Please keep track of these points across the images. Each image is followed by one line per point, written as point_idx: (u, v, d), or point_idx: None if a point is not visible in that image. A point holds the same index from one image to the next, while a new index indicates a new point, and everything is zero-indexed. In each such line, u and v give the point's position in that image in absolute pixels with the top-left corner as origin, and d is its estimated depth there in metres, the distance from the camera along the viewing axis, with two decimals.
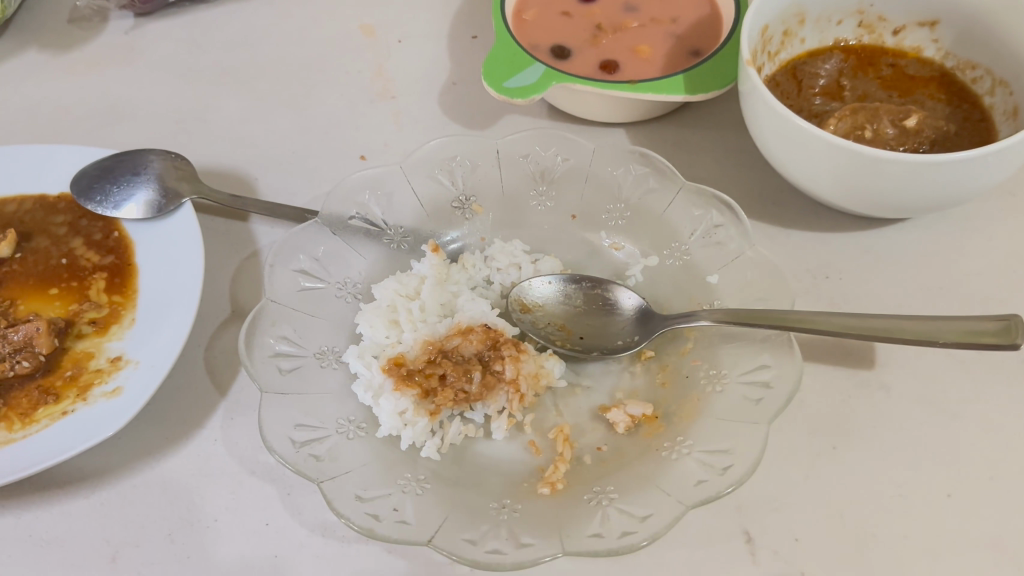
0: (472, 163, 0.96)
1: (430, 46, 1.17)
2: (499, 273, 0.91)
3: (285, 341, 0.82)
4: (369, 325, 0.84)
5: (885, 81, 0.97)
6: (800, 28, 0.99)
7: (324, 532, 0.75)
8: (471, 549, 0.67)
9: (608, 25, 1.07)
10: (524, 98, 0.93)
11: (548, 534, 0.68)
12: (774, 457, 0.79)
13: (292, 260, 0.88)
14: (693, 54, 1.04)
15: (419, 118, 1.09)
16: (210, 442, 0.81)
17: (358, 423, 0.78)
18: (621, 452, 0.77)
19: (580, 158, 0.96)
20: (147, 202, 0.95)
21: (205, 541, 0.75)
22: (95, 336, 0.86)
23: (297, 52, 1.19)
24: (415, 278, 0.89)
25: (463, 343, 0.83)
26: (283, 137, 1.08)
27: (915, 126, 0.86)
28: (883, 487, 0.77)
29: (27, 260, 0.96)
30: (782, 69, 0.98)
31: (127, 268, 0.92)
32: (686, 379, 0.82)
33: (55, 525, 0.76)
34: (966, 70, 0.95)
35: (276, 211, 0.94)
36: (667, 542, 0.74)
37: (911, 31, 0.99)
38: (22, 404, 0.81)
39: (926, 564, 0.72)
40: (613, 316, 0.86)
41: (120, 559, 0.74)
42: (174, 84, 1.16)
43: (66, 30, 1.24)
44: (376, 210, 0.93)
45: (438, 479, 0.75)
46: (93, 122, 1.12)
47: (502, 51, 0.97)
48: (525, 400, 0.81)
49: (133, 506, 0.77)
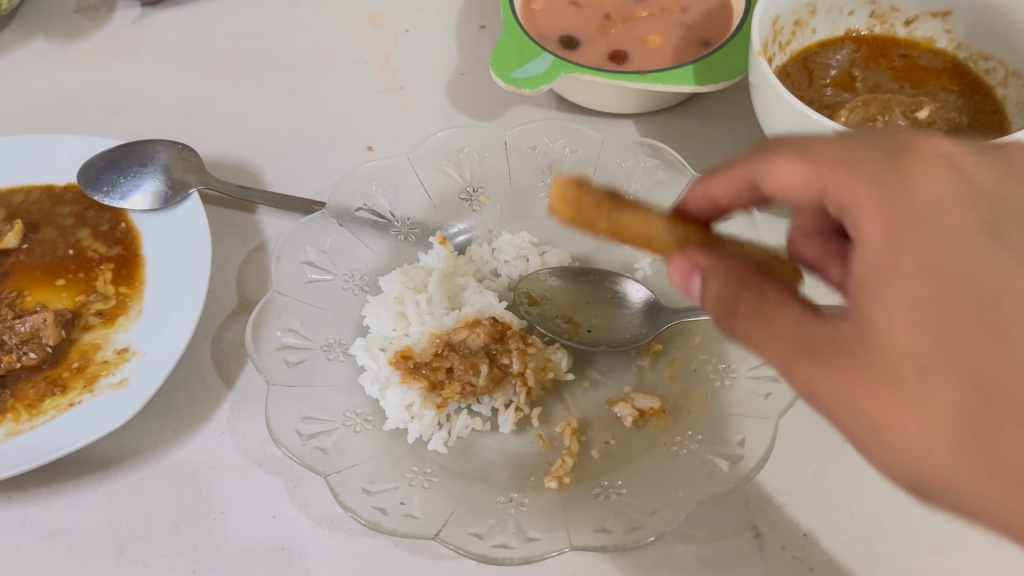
0: (481, 154, 0.95)
1: (438, 37, 1.16)
2: (507, 266, 0.91)
3: (292, 333, 0.82)
4: (377, 318, 0.84)
5: (898, 72, 0.96)
6: (811, 18, 0.97)
7: (330, 525, 0.75)
8: (477, 544, 0.66)
9: (618, 15, 1.06)
10: (532, 89, 0.92)
11: (555, 528, 0.68)
12: (783, 452, 0.79)
13: (300, 252, 0.87)
14: (703, 44, 1.03)
15: (428, 109, 1.08)
16: (218, 434, 0.81)
17: (366, 416, 0.78)
18: (629, 446, 0.77)
19: (589, 149, 0.95)
20: (154, 192, 0.95)
21: (213, 533, 0.75)
22: (102, 327, 0.86)
23: (305, 42, 1.18)
24: (422, 270, 0.89)
25: (471, 335, 0.82)
26: (290, 128, 1.08)
27: (927, 117, 0.85)
28: (892, 481, 0.76)
29: (34, 251, 0.96)
30: (792, 59, 0.97)
31: (133, 260, 0.92)
32: (696, 373, 0.81)
33: (62, 517, 0.76)
34: (979, 61, 0.94)
35: (282, 202, 0.93)
36: (675, 536, 0.74)
37: (923, 22, 0.97)
38: (29, 395, 0.81)
39: (936, 560, 0.72)
40: (621, 309, 0.85)
41: (127, 552, 0.74)
42: (182, 74, 1.15)
43: (72, 19, 1.23)
44: (383, 201, 0.93)
45: (445, 472, 0.75)
46: (101, 113, 1.12)
47: (511, 40, 0.96)
48: (533, 393, 0.80)
49: (141, 497, 0.77)
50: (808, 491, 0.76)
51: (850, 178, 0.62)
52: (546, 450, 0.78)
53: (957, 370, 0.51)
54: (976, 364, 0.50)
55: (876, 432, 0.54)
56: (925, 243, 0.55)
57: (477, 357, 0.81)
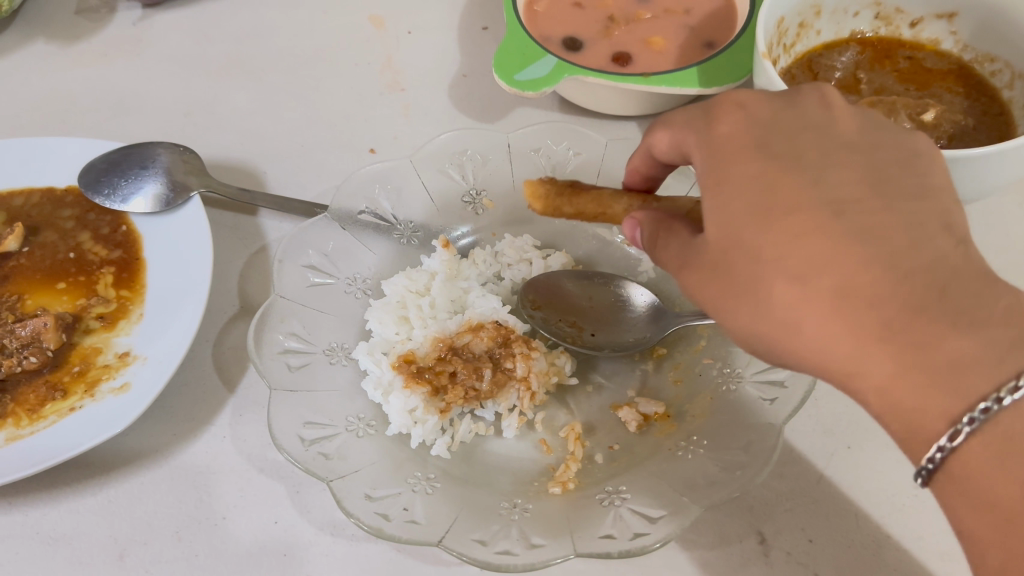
0: (484, 157, 0.95)
1: (440, 38, 1.15)
2: (510, 269, 0.90)
3: (294, 337, 0.81)
4: (379, 321, 0.83)
5: (903, 74, 0.95)
6: (816, 20, 0.97)
7: (333, 531, 0.74)
8: (481, 550, 0.66)
9: (621, 17, 1.06)
10: (535, 91, 0.92)
11: (558, 535, 0.67)
12: (788, 457, 0.78)
13: (301, 255, 0.87)
14: (707, 46, 1.02)
15: (430, 111, 1.08)
16: (219, 438, 0.80)
17: (368, 421, 0.78)
18: (633, 451, 0.76)
19: (593, 152, 0.94)
20: (156, 195, 0.94)
21: (214, 538, 0.74)
22: (103, 331, 0.86)
23: (307, 44, 1.17)
24: (425, 273, 0.88)
25: (474, 340, 0.82)
26: (291, 130, 1.07)
27: (933, 120, 0.84)
28: (898, 486, 0.76)
29: (35, 254, 0.95)
30: (797, 61, 0.96)
31: (135, 263, 0.92)
32: (700, 377, 0.81)
33: (63, 522, 0.75)
34: (984, 63, 0.93)
35: (284, 205, 0.93)
36: (679, 542, 0.73)
37: (929, 23, 0.96)
38: (29, 400, 0.80)
39: (943, 565, 0.71)
40: (625, 312, 0.85)
41: (128, 557, 0.73)
42: (183, 76, 1.15)
43: (73, 21, 1.23)
44: (385, 204, 0.92)
45: (448, 478, 0.74)
46: (102, 115, 1.12)
47: (514, 42, 0.95)
48: (537, 398, 0.80)
49: (142, 502, 0.76)
50: (814, 496, 0.75)
51: (694, 140, 0.62)
52: (550, 457, 0.77)
53: (812, 291, 0.53)
54: (830, 283, 0.52)
55: (795, 357, 0.55)
56: (740, 178, 0.57)
57: (481, 362, 0.81)
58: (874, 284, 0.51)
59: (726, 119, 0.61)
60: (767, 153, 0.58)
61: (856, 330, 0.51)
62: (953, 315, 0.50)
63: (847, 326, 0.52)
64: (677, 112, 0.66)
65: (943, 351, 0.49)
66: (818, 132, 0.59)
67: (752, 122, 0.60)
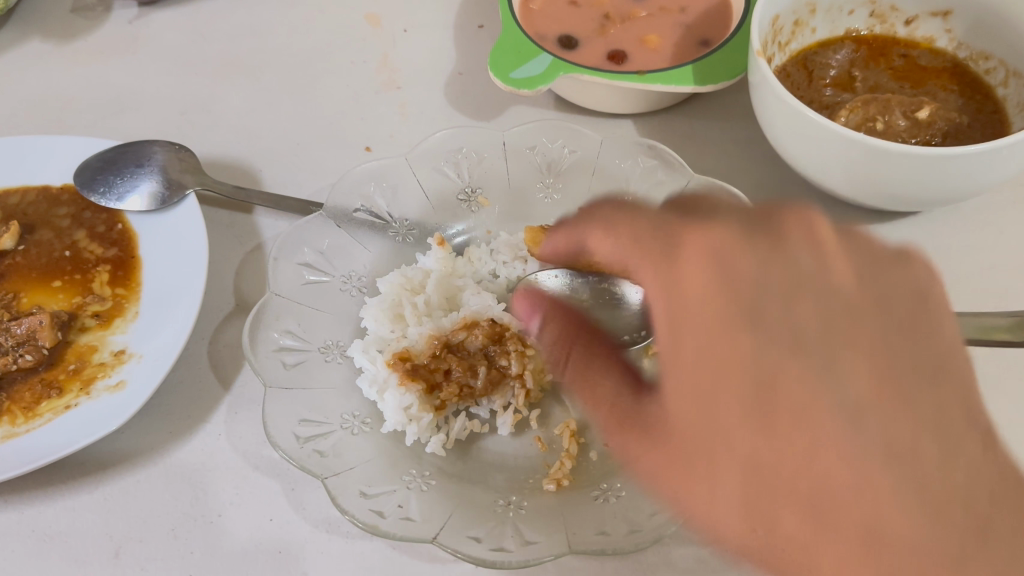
0: (479, 155, 0.95)
1: (436, 36, 1.15)
2: (505, 267, 0.91)
3: (290, 334, 0.81)
4: (374, 319, 0.83)
5: (897, 72, 0.95)
6: (810, 18, 0.97)
7: (328, 528, 0.74)
8: (475, 547, 0.66)
9: (617, 14, 1.06)
10: (530, 89, 0.92)
11: (552, 531, 0.68)
12: None
13: (296, 253, 0.87)
14: (702, 44, 1.02)
15: (426, 109, 1.08)
16: (214, 436, 0.80)
17: (363, 419, 0.78)
18: None
19: (588, 150, 0.94)
20: (151, 193, 0.94)
21: (209, 536, 0.74)
22: (99, 329, 0.86)
23: (303, 42, 1.17)
24: (420, 271, 0.88)
25: (469, 337, 0.82)
26: (287, 128, 1.07)
27: (927, 118, 0.85)
28: None
29: (30, 252, 0.95)
30: (792, 59, 0.97)
31: (130, 261, 0.92)
32: None
33: (58, 519, 0.76)
34: (978, 61, 0.94)
35: (280, 203, 0.93)
36: (674, 539, 0.74)
37: (924, 22, 0.97)
38: (25, 398, 0.80)
39: None
40: (620, 311, 0.86)
41: (124, 555, 0.73)
42: (179, 74, 1.15)
43: (69, 19, 1.23)
44: (381, 202, 0.92)
45: (443, 475, 0.74)
46: (97, 113, 1.12)
47: (509, 39, 0.95)
48: (531, 395, 0.80)
49: (138, 500, 0.77)
50: None
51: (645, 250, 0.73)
52: (545, 453, 0.77)
53: (737, 421, 0.62)
54: (774, 459, 0.60)
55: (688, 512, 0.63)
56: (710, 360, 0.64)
57: (477, 359, 0.82)
58: (815, 426, 0.60)
59: (690, 260, 0.70)
60: (756, 330, 0.65)
61: (751, 481, 0.60)
62: (891, 473, 0.58)
63: (755, 488, 0.60)
64: (613, 217, 0.79)
65: (847, 512, 0.57)
66: (804, 294, 0.67)
67: (718, 270, 0.69)
